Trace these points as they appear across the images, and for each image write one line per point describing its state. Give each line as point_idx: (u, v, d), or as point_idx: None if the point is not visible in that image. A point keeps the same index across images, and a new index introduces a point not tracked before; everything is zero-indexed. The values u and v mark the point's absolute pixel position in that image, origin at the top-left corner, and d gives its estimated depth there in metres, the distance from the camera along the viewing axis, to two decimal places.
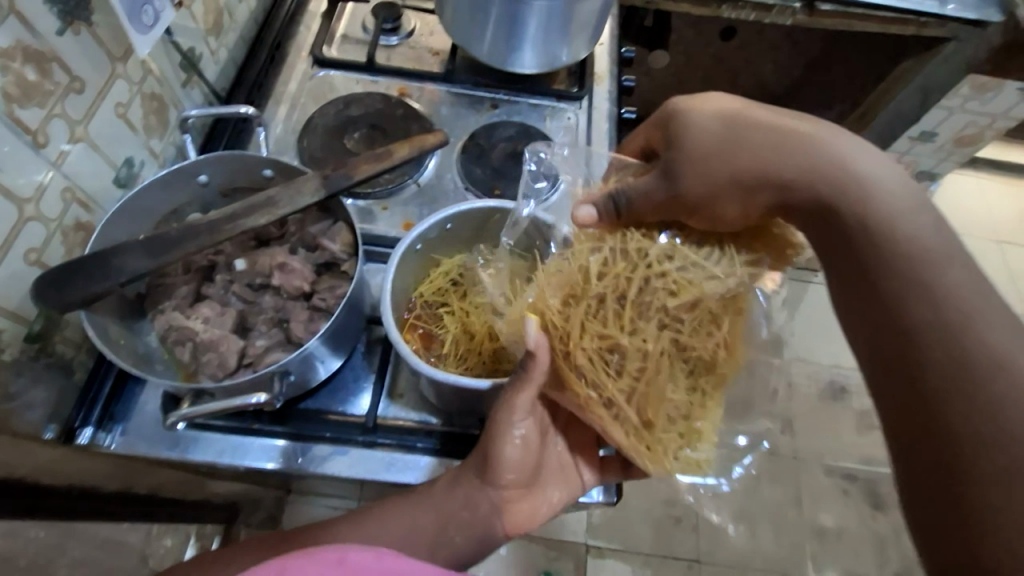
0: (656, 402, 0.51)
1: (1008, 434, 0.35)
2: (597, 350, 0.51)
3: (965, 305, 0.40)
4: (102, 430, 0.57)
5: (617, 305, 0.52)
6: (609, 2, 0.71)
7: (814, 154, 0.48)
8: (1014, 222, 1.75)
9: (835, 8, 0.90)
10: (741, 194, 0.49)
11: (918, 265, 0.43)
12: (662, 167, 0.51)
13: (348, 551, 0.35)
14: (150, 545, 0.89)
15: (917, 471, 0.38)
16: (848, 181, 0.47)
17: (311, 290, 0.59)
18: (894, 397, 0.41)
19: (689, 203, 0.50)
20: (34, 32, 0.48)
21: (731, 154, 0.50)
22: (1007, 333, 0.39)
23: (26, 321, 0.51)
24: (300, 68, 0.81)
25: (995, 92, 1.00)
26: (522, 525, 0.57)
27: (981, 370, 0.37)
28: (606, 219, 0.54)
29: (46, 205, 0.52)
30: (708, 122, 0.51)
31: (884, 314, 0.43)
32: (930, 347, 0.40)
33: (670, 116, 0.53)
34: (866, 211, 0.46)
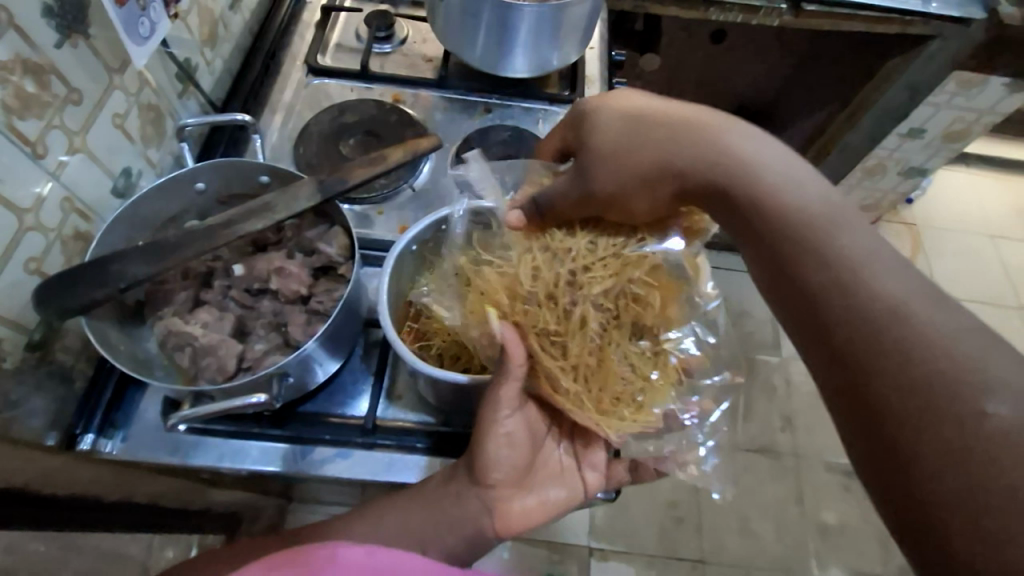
0: (612, 376, 0.54)
1: (910, 375, 0.36)
2: (542, 339, 0.54)
3: (853, 260, 0.41)
4: (104, 436, 0.57)
5: (548, 298, 0.55)
6: (599, 7, 0.72)
7: (711, 137, 0.51)
8: (1006, 218, 1.76)
9: (821, 8, 0.91)
10: (645, 186, 0.52)
11: (821, 229, 0.44)
12: (575, 167, 0.55)
13: (337, 549, 0.37)
14: (151, 555, 0.89)
15: (860, 444, 0.38)
16: (742, 152, 0.49)
17: (309, 293, 0.59)
18: (822, 377, 0.41)
19: (600, 197, 0.53)
20: (33, 45, 0.49)
21: (631, 149, 0.53)
22: (897, 280, 0.40)
23: (26, 329, 0.51)
24: (295, 76, 0.82)
25: (981, 87, 1.02)
26: (512, 525, 0.57)
27: (876, 324, 0.38)
28: (533, 222, 0.58)
29: (46, 215, 0.53)
30: (611, 122, 0.54)
31: (791, 286, 0.43)
32: (830, 314, 0.40)
33: (580, 115, 0.57)
34: (761, 180, 0.48)
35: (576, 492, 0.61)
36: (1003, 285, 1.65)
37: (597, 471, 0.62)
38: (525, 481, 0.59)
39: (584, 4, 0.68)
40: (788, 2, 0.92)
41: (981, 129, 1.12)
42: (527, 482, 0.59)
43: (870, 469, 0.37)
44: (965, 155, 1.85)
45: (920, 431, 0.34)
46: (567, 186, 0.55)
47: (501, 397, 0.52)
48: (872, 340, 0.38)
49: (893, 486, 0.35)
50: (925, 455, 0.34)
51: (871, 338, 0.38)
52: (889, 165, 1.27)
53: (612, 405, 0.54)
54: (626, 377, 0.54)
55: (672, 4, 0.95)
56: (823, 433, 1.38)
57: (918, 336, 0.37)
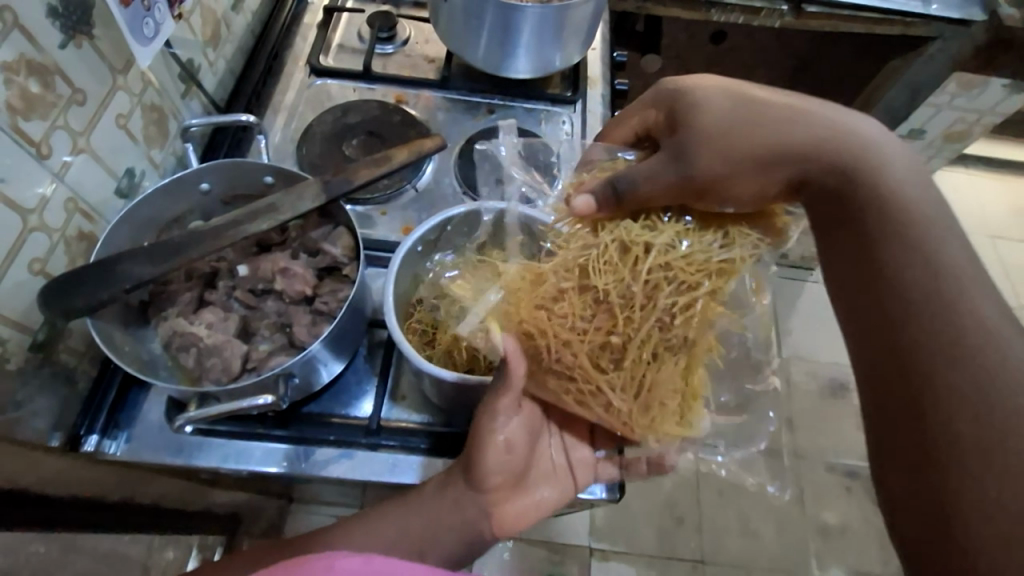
0: (651, 386, 0.52)
1: (999, 387, 0.37)
2: (591, 349, 0.51)
3: (955, 270, 0.42)
4: (108, 437, 0.57)
5: (623, 298, 0.51)
6: (602, 7, 0.72)
7: (808, 129, 0.51)
8: (1004, 218, 1.77)
9: (822, 9, 0.91)
10: (756, 170, 0.51)
11: (923, 234, 0.44)
12: (674, 149, 0.52)
13: (334, 559, 0.37)
14: (152, 556, 0.89)
15: (895, 428, 0.40)
16: (855, 151, 0.50)
17: (314, 294, 0.59)
18: (885, 365, 0.42)
19: (697, 181, 0.51)
20: (37, 45, 0.49)
21: (734, 128, 0.51)
22: (991, 299, 0.41)
23: (30, 330, 0.51)
24: (298, 77, 0.82)
25: (982, 88, 1.01)
26: (508, 523, 0.58)
27: (972, 331, 0.39)
28: (607, 206, 0.53)
29: (50, 215, 0.52)
30: (719, 99, 0.53)
31: (877, 281, 0.44)
32: (925, 309, 0.41)
33: (681, 93, 0.55)
34: (871, 180, 0.48)
35: (567, 492, 0.61)
36: (1002, 285, 1.65)
37: (587, 470, 0.62)
38: (520, 482, 0.59)
39: (587, 5, 0.68)
40: (789, 3, 0.93)
41: (981, 129, 1.13)
42: (523, 483, 0.59)
43: (898, 462, 0.39)
44: (964, 156, 1.85)
45: (964, 431, 0.37)
46: (659, 168, 0.52)
47: (499, 409, 0.53)
48: (949, 337, 0.39)
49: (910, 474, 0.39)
50: (975, 464, 0.36)
51: (949, 335, 0.40)
52: None
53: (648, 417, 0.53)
54: (669, 391, 0.53)
55: (674, 4, 0.95)
56: (823, 433, 1.38)
57: (1005, 351, 0.38)
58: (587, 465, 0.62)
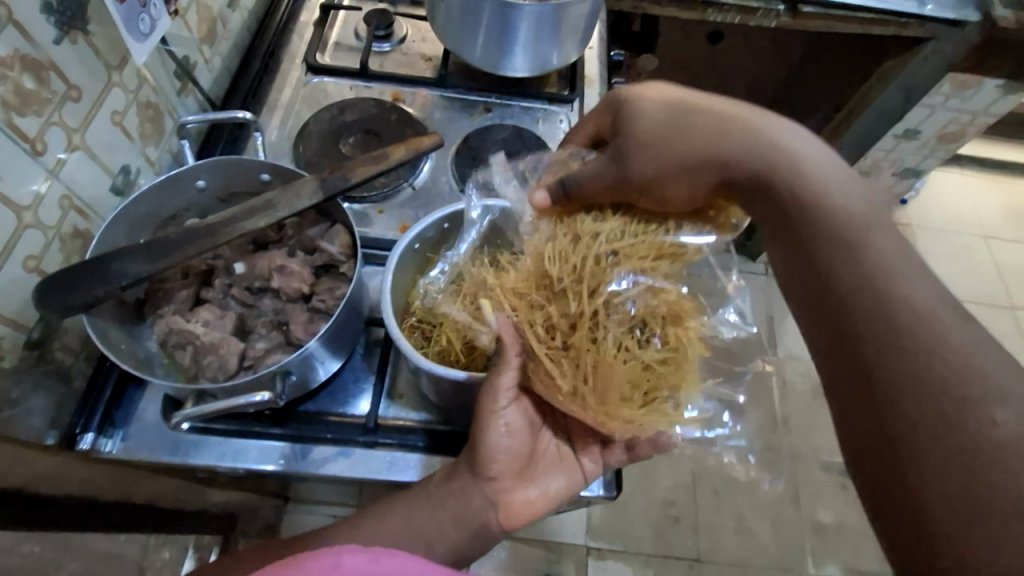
0: (604, 373, 0.50)
1: (934, 378, 0.36)
2: (542, 329, 0.53)
3: (884, 263, 0.42)
4: (104, 435, 0.56)
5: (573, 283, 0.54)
6: (599, 6, 0.72)
7: (744, 131, 0.52)
8: (998, 219, 1.78)
9: (818, 10, 0.92)
10: (684, 174, 0.52)
11: (858, 228, 0.44)
12: (612, 153, 0.55)
13: (341, 555, 0.36)
14: (147, 556, 0.88)
15: (854, 422, 0.40)
16: (778, 148, 0.50)
17: (311, 292, 0.59)
18: (835, 369, 0.41)
19: (633, 183, 0.54)
20: (32, 41, 0.49)
21: (671, 135, 0.53)
22: (921, 285, 0.41)
23: (25, 328, 0.51)
24: (294, 76, 0.82)
25: (976, 89, 1.02)
26: (517, 513, 0.57)
27: (905, 322, 0.39)
28: (559, 202, 0.57)
29: (45, 212, 0.52)
30: (651, 109, 0.55)
31: (817, 281, 0.44)
32: (859, 307, 0.41)
33: (620, 103, 0.58)
34: (801, 176, 0.49)
35: (575, 479, 0.60)
36: (996, 286, 1.66)
37: (593, 459, 0.61)
38: (526, 473, 0.59)
39: (584, 4, 0.68)
40: (785, 3, 0.93)
41: (976, 130, 1.13)
42: (529, 473, 0.59)
43: (862, 464, 0.39)
44: (958, 157, 1.86)
45: (920, 419, 0.36)
46: (597, 171, 0.55)
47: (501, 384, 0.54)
48: (886, 326, 0.39)
49: (882, 470, 0.37)
50: (927, 459, 0.35)
51: (885, 324, 0.39)
52: (884, 166, 1.27)
53: (605, 404, 0.51)
54: (630, 377, 0.51)
55: (671, 4, 0.95)
56: (819, 433, 1.38)
57: (936, 341, 0.38)
58: (591, 456, 0.61)
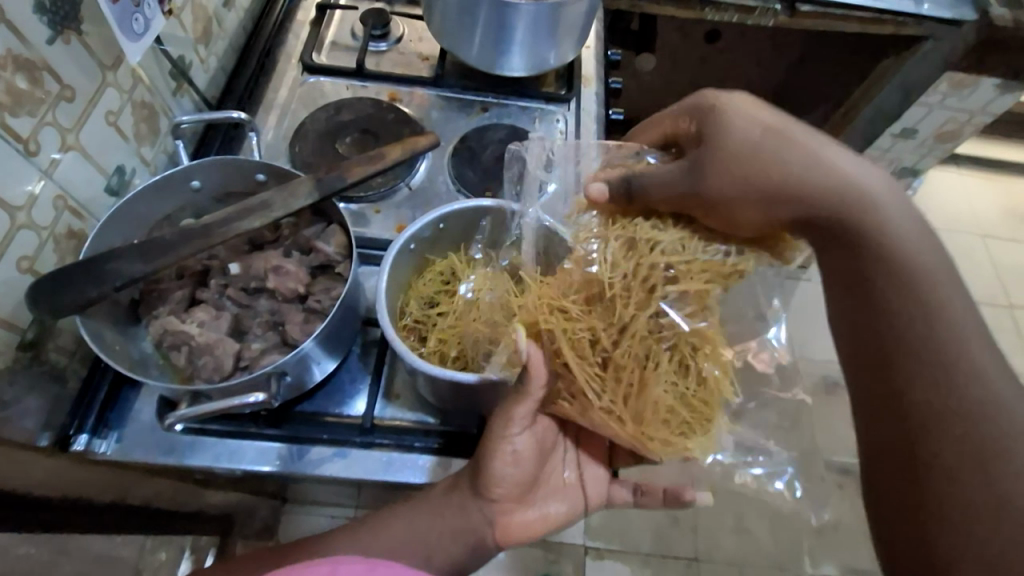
0: (642, 395, 0.51)
1: (982, 443, 0.40)
2: (584, 336, 0.52)
3: (954, 325, 0.44)
4: (98, 436, 0.56)
5: (626, 290, 0.52)
6: (596, 5, 0.72)
7: (830, 166, 0.51)
8: (995, 218, 1.78)
9: (815, 9, 0.92)
10: (762, 204, 0.51)
11: (931, 289, 0.45)
12: (689, 163, 0.52)
13: (339, 563, 0.36)
14: (144, 558, 0.88)
15: (883, 447, 0.43)
16: (863, 194, 0.50)
17: (307, 292, 0.59)
18: (880, 411, 0.44)
19: (707, 201, 0.52)
20: (25, 40, 0.48)
21: (758, 161, 0.51)
22: (985, 353, 0.43)
23: (19, 329, 0.51)
24: (290, 75, 0.81)
25: (973, 88, 1.02)
26: (513, 536, 0.58)
27: (963, 384, 0.41)
28: (617, 199, 0.55)
29: (39, 213, 0.52)
30: (745, 126, 0.52)
31: (879, 329, 0.46)
32: (921, 363, 0.43)
33: (710, 112, 0.54)
34: (881, 228, 0.49)
35: (577, 507, 0.62)
36: (993, 285, 1.66)
37: (599, 487, 0.64)
38: (528, 496, 0.60)
39: (581, 3, 0.68)
40: (783, 3, 0.93)
41: (973, 129, 1.13)
42: (529, 496, 0.60)
43: (886, 496, 0.43)
44: (955, 156, 1.86)
45: (947, 463, 0.40)
46: (671, 178, 0.53)
47: (513, 413, 0.54)
48: (943, 378, 0.42)
49: (902, 508, 0.42)
50: (957, 508, 0.39)
51: (943, 376, 0.42)
52: (881, 165, 1.28)
53: (641, 425, 0.51)
54: (665, 399, 0.51)
55: (669, 3, 0.95)
56: (817, 432, 1.38)
57: (989, 410, 0.40)
58: (597, 486, 0.64)
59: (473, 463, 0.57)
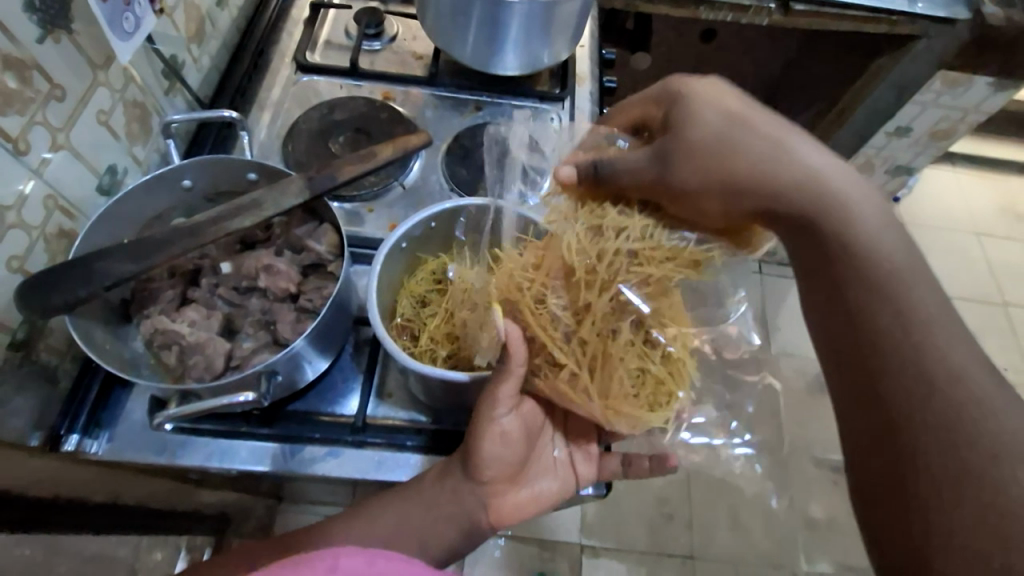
0: (610, 378, 0.52)
1: (960, 434, 0.38)
2: (549, 318, 0.53)
3: (925, 315, 0.43)
4: (89, 436, 0.56)
5: (592, 271, 0.53)
6: (589, 3, 0.72)
7: (791, 156, 0.52)
8: (990, 216, 1.79)
9: (809, 8, 0.92)
10: (727, 195, 0.52)
11: (899, 279, 0.45)
12: (658, 150, 0.53)
13: (338, 558, 0.35)
14: (138, 558, 0.88)
15: (865, 442, 0.43)
16: (829, 188, 0.50)
17: (298, 291, 0.59)
18: (860, 405, 0.44)
19: (673, 188, 0.53)
20: (14, 40, 0.48)
21: (724, 152, 0.52)
22: (960, 343, 0.42)
23: (9, 329, 0.51)
24: (284, 74, 0.81)
25: (967, 86, 1.03)
26: (506, 517, 0.59)
27: (938, 374, 0.41)
28: (586, 182, 0.56)
29: (29, 213, 0.52)
30: (710, 116, 0.53)
31: (851, 319, 0.46)
32: (894, 354, 0.42)
33: (679, 100, 0.56)
34: (847, 219, 0.49)
35: (567, 484, 0.61)
36: (988, 283, 1.66)
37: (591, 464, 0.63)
38: (519, 476, 0.60)
39: (573, 2, 0.68)
40: (776, 2, 0.93)
41: (967, 128, 1.14)
42: (521, 476, 0.60)
43: (877, 498, 0.41)
44: (950, 154, 1.87)
45: (928, 447, 0.39)
46: (642, 163, 0.54)
47: (500, 394, 0.52)
48: (910, 365, 0.42)
49: (891, 507, 0.40)
50: (941, 502, 0.37)
51: (908, 363, 0.42)
52: (876, 163, 1.28)
53: (616, 403, 0.52)
54: (630, 376, 0.53)
55: (663, 2, 0.94)
56: (812, 430, 1.38)
57: (968, 400, 0.39)
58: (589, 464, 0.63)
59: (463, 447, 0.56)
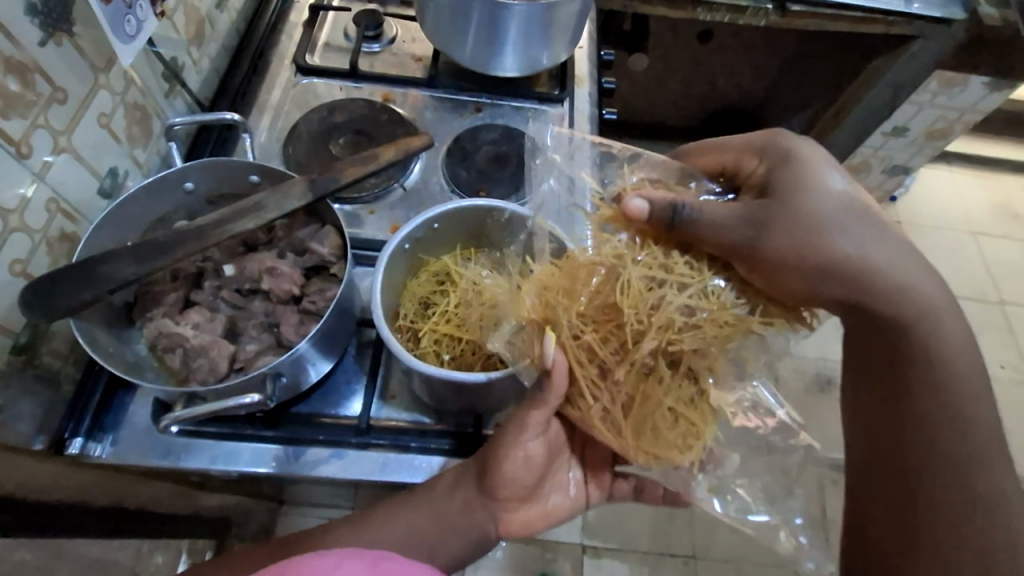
0: (646, 418, 0.52)
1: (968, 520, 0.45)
2: (587, 363, 0.52)
3: (973, 420, 0.48)
4: (92, 440, 0.56)
5: (647, 320, 0.50)
6: (588, 6, 0.72)
7: (887, 261, 0.52)
8: (984, 214, 1.80)
9: (807, 9, 0.92)
10: (815, 278, 0.51)
11: (963, 388, 0.49)
12: (750, 214, 0.51)
13: (342, 559, 0.36)
14: (139, 563, 0.88)
15: (882, 493, 0.48)
16: (921, 299, 0.52)
17: (302, 293, 0.59)
18: (883, 466, 0.49)
19: (760, 255, 0.51)
20: (16, 43, 0.48)
21: (826, 238, 0.51)
22: (992, 450, 0.47)
23: (12, 332, 0.51)
24: (283, 76, 0.81)
25: (962, 87, 1.03)
26: (517, 530, 0.61)
27: (970, 468, 0.46)
28: (655, 221, 0.52)
29: (32, 216, 0.52)
30: (822, 199, 0.52)
31: (911, 405, 0.49)
32: (941, 443, 0.47)
33: (791, 167, 0.53)
34: (932, 330, 0.51)
35: (577, 502, 0.64)
36: (984, 281, 1.68)
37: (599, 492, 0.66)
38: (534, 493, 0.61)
39: (574, 3, 0.68)
40: (774, 3, 0.93)
41: (962, 128, 1.14)
42: (535, 493, 0.61)
43: (876, 536, 0.47)
44: (945, 153, 1.88)
45: (941, 521, 0.45)
46: (728, 222, 0.51)
47: (529, 421, 0.53)
48: (947, 460, 0.46)
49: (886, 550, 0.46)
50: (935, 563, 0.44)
51: (947, 458, 0.46)
52: (873, 163, 1.28)
53: (648, 442, 0.52)
54: (666, 417, 0.52)
55: (661, 4, 0.95)
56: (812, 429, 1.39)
57: (987, 495, 0.45)
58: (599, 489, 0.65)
59: (481, 464, 0.57)
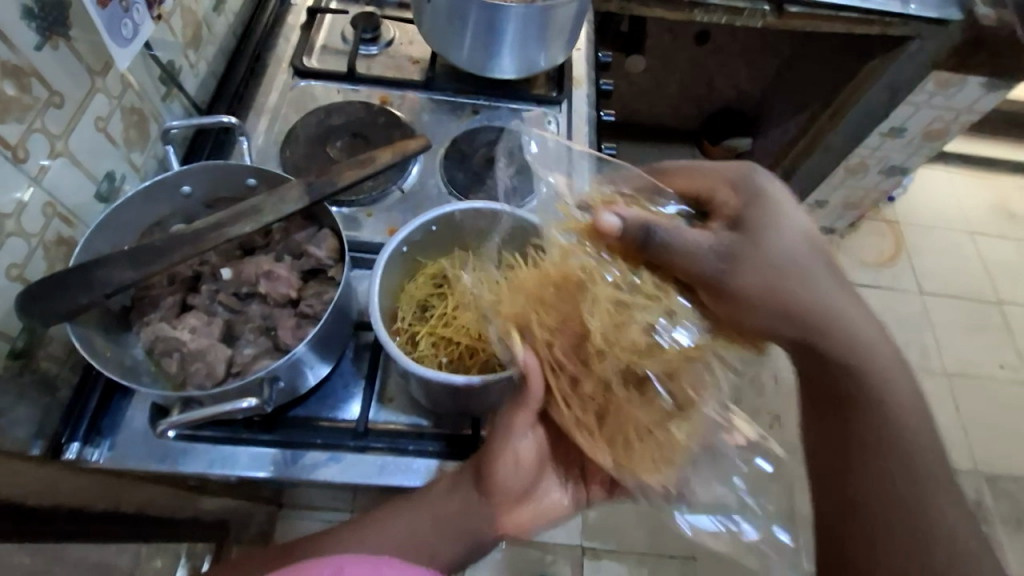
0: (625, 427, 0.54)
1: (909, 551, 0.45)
2: (558, 374, 0.55)
3: (918, 454, 0.49)
4: (90, 445, 0.56)
5: (613, 337, 0.54)
6: (585, 9, 0.72)
7: (835, 304, 0.55)
8: (982, 214, 1.80)
9: (803, 10, 0.92)
10: (772, 312, 0.54)
11: (911, 422, 0.51)
12: (715, 249, 0.54)
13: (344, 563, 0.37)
14: (138, 567, 0.87)
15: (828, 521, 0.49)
16: (869, 342, 0.54)
17: (299, 297, 0.59)
18: (833, 497, 0.50)
19: (723, 288, 0.54)
20: (12, 47, 0.48)
21: (781, 277, 0.54)
22: (937, 482, 0.48)
23: (9, 338, 0.50)
24: (281, 79, 0.81)
25: (959, 87, 1.03)
26: (511, 530, 0.58)
27: (916, 503, 0.47)
28: (625, 240, 0.55)
29: (28, 220, 0.52)
30: (781, 239, 0.55)
31: (861, 439, 0.50)
32: (889, 477, 0.48)
33: (754, 204, 0.56)
34: (882, 372, 0.53)
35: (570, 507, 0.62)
36: (982, 281, 1.67)
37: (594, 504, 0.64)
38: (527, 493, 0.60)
39: (571, 5, 0.69)
40: (771, 4, 0.93)
41: (959, 128, 1.14)
42: (528, 494, 0.60)
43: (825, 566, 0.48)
44: (942, 153, 1.88)
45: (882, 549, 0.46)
46: (695, 254, 0.53)
47: (516, 422, 0.54)
48: (887, 486, 0.48)
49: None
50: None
51: (887, 485, 0.48)
52: (870, 164, 1.28)
53: (628, 451, 0.53)
54: (637, 426, 0.53)
55: (658, 5, 0.95)
56: None
57: (933, 527, 0.46)
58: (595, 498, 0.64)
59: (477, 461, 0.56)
